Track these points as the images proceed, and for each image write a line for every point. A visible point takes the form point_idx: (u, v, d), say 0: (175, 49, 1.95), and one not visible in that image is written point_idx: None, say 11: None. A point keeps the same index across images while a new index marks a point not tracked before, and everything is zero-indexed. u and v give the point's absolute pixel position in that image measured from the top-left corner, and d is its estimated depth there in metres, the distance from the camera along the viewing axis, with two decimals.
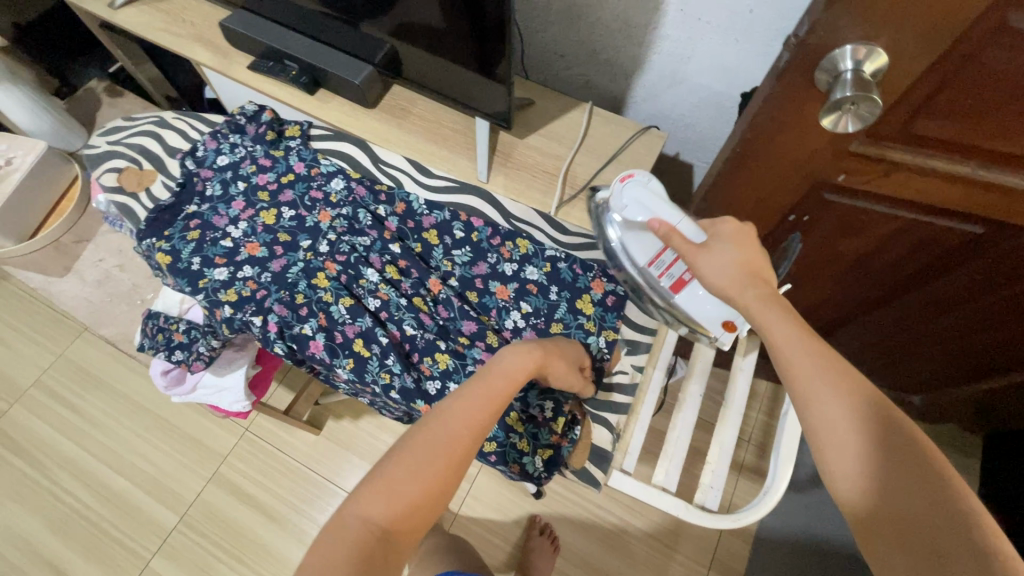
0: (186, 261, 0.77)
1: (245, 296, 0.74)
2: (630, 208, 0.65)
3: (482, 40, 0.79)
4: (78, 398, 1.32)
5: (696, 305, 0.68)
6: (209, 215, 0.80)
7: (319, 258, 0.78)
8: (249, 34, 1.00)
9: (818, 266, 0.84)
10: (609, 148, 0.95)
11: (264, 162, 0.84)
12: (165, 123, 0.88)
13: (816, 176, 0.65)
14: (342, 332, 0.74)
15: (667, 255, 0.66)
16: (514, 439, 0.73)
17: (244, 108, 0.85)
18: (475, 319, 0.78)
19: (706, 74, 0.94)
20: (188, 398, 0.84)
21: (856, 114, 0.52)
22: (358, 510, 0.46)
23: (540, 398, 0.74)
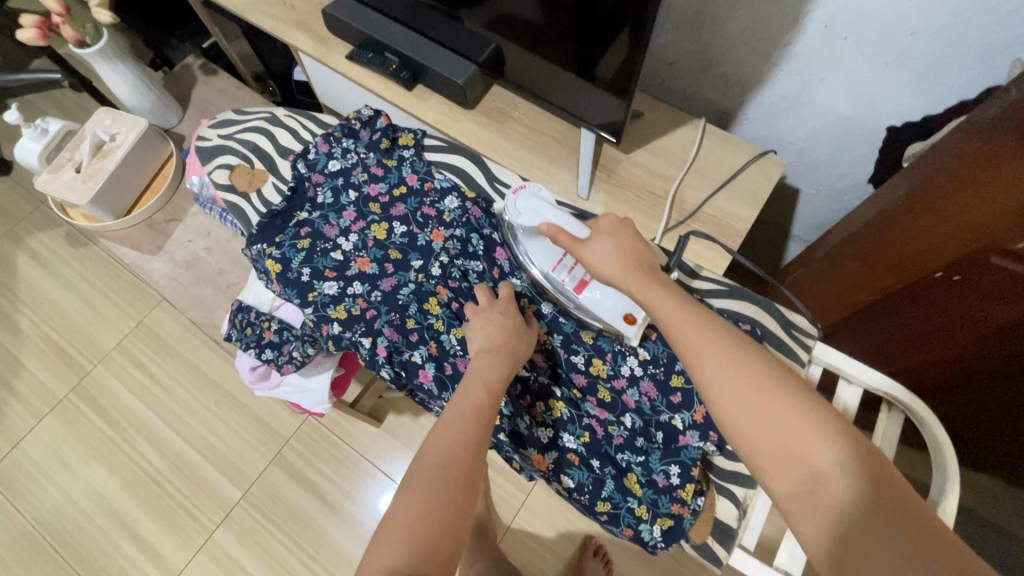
0: (297, 271, 0.73)
1: (354, 315, 0.69)
2: (525, 216, 0.67)
3: (604, 50, 0.73)
4: (155, 366, 1.36)
5: (601, 306, 0.67)
6: (320, 224, 0.75)
7: (432, 281, 0.70)
8: (351, 23, 0.97)
9: (961, 337, 0.74)
10: (721, 172, 0.88)
11: (376, 171, 0.77)
12: (277, 121, 0.85)
13: (996, 240, 0.57)
14: (453, 364, 0.67)
15: (568, 258, 0.68)
16: (632, 504, 0.65)
17: (359, 113, 0.80)
18: (586, 372, 0.69)
19: (840, 98, 0.85)
20: (271, 393, 0.85)
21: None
22: (377, 566, 0.46)
23: (663, 463, 0.65)
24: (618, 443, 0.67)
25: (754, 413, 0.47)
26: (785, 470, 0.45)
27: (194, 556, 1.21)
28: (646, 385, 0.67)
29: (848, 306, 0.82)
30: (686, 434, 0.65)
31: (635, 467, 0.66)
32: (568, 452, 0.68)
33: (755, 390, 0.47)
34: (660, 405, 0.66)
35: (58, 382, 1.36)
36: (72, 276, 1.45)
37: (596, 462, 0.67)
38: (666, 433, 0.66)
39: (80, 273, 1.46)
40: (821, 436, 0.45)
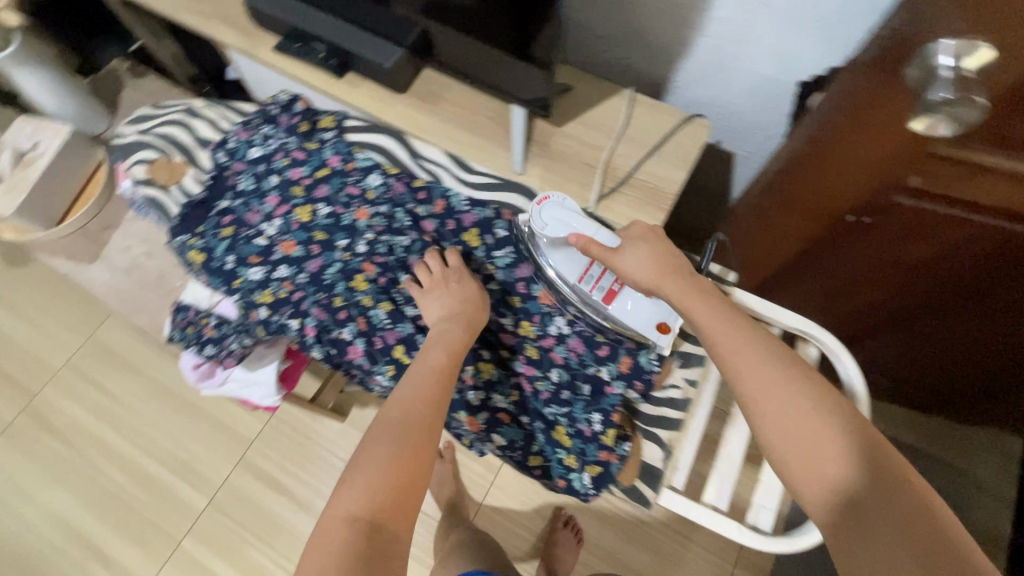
0: (220, 259, 0.74)
1: (281, 298, 0.71)
2: (552, 228, 0.64)
3: (525, 23, 0.74)
4: (108, 381, 1.33)
5: (631, 317, 0.66)
6: (242, 211, 0.75)
7: (358, 258, 0.71)
8: (275, 14, 0.96)
9: (875, 272, 0.80)
10: (651, 139, 0.90)
11: (297, 155, 0.77)
12: (194, 112, 0.84)
13: (888, 176, 0.60)
14: (382, 338, 0.71)
15: (595, 268, 0.66)
16: (561, 454, 0.71)
17: (277, 99, 0.80)
18: (516, 331, 0.73)
19: (759, 59, 0.88)
20: (219, 389, 0.84)
21: (953, 118, 0.47)
22: (336, 513, 0.51)
23: (586, 412, 0.70)
24: (546, 397, 0.72)
25: (782, 417, 0.49)
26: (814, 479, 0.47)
27: (163, 567, 1.20)
28: (572, 342, 0.71)
29: (773, 256, 0.85)
30: (611, 384, 0.69)
31: (563, 420, 0.71)
32: (498, 411, 0.74)
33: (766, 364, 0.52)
34: (586, 359, 0.71)
35: (6, 406, 1.31)
36: (14, 296, 1.40)
37: (526, 418, 0.73)
38: (592, 386, 0.70)
39: (22, 293, 1.41)
40: (846, 444, 0.47)
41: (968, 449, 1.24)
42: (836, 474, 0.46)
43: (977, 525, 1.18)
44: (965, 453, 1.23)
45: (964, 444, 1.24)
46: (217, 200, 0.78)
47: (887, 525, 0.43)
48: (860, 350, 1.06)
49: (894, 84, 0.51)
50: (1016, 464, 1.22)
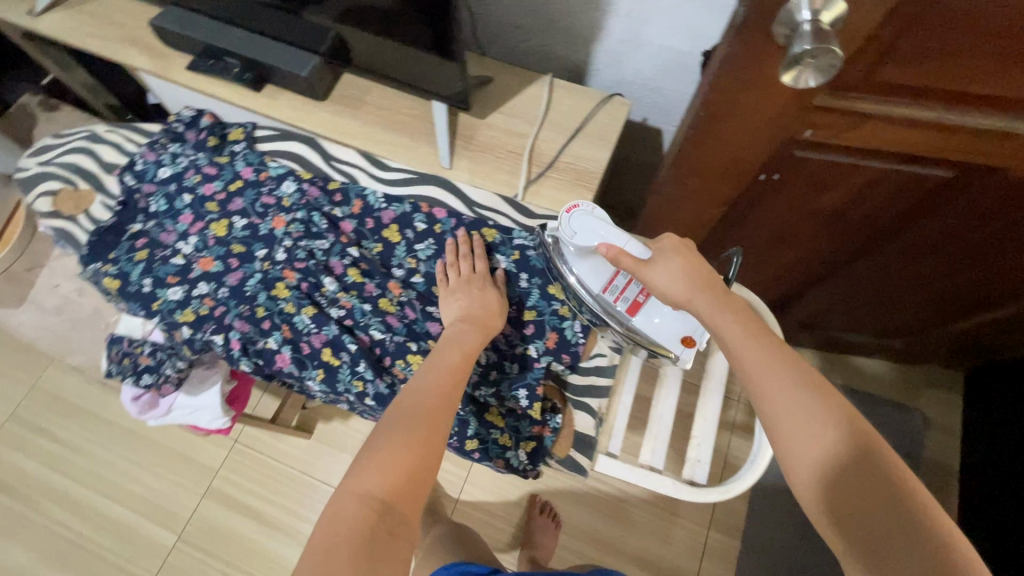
0: (137, 283, 0.72)
1: (203, 315, 0.69)
2: (582, 236, 0.61)
3: (434, 18, 0.74)
4: (59, 428, 1.28)
5: (654, 330, 0.64)
6: (156, 232, 0.75)
7: (278, 267, 0.71)
8: (183, 33, 0.94)
9: (792, 224, 0.84)
10: (573, 121, 0.92)
11: (208, 171, 0.76)
12: (97, 137, 0.82)
13: (784, 133, 0.64)
14: (309, 343, 0.68)
15: (620, 278, 0.63)
16: (495, 435, 0.69)
17: (180, 116, 0.80)
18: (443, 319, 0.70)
19: (667, 34, 0.91)
20: (165, 420, 0.82)
21: (817, 68, 0.50)
22: (353, 490, 0.48)
23: (513, 389, 0.69)
24: (474, 380, 0.70)
25: (790, 414, 0.46)
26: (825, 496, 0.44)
27: None
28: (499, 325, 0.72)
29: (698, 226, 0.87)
30: (538, 359, 0.70)
31: (493, 402, 0.70)
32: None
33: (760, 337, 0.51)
34: (514, 339, 0.72)
35: None
36: None
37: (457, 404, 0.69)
38: (521, 364, 0.71)
39: None
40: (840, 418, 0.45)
41: (914, 387, 1.30)
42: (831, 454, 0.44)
43: (929, 457, 1.24)
44: (910, 390, 1.30)
45: (909, 383, 1.31)
46: (129, 224, 0.76)
47: (875, 502, 0.41)
48: (797, 301, 1.11)
49: (767, 43, 0.53)
50: (957, 394, 1.29)
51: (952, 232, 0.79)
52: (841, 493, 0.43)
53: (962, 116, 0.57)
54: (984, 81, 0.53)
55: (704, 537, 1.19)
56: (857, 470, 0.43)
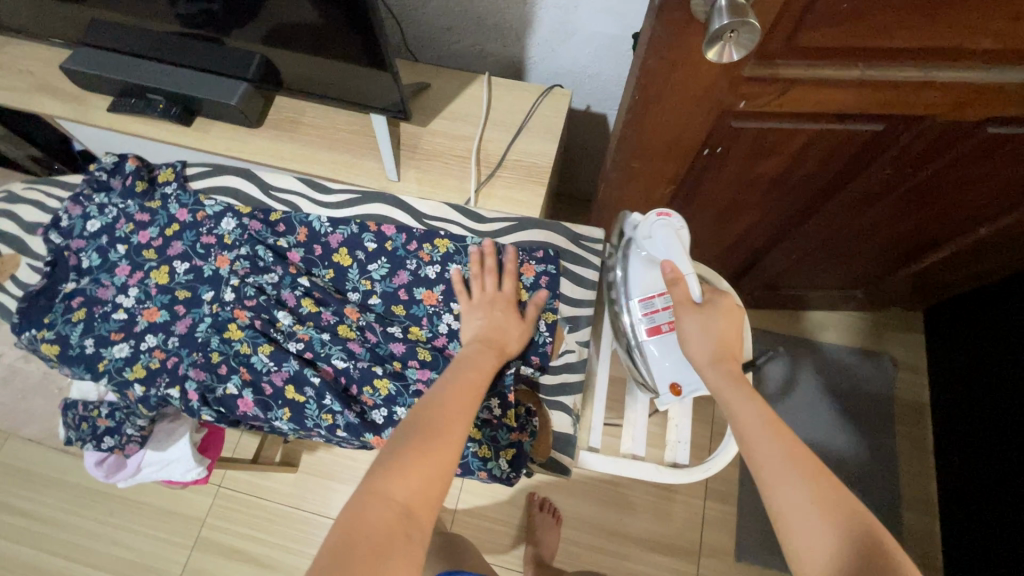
0: (78, 345, 0.68)
1: (155, 369, 0.66)
2: (655, 242, 0.63)
3: (358, 31, 0.72)
4: (27, 501, 1.22)
5: (651, 359, 0.65)
6: (92, 289, 0.71)
7: (227, 307, 0.68)
8: (98, 74, 0.90)
9: (741, 192, 0.85)
10: (516, 118, 0.92)
11: (140, 218, 0.73)
12: (16, 197, 0.78)
13: (719, 107, 0.65)
14: (270, 382, 0.65)
15: (661, 301, 0.65)
16: (472, 447, 0.64)
17: (102, 163, 0.76)
18: (404, 338, 0.68)
19: (596, 20, 0.91)
20: (135, 478, 0.78)
21: (738, 42, 0.49)
22: (376, 492, 0.46)
23: (485, 399, 0.67)
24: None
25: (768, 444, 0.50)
26: (807, 504, 0.45)
27: None
28: None
29: (648, 205, 0.87)
30: (509, 364, 0.68)
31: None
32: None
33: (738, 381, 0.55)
34: None
35: None
36: None
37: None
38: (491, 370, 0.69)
39: None
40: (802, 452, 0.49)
41: (879, 331, 1.34)
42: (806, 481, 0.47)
43: (902, 397, 1.28)
44: (876, 336, 1.34)
45: (876, 328, 1.35)
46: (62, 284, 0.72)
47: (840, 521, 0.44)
48: (760, 265, 1.13)
49: (687, 20, 0.53)
50: (920, 333, 1.34)
51: (890, 181, 0.81)
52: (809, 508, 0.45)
53: (886, 71, 0.59)
54: (898, 34, 0.54)
55: (703, 508, 1.21)
56: (829, 482, 0.47)
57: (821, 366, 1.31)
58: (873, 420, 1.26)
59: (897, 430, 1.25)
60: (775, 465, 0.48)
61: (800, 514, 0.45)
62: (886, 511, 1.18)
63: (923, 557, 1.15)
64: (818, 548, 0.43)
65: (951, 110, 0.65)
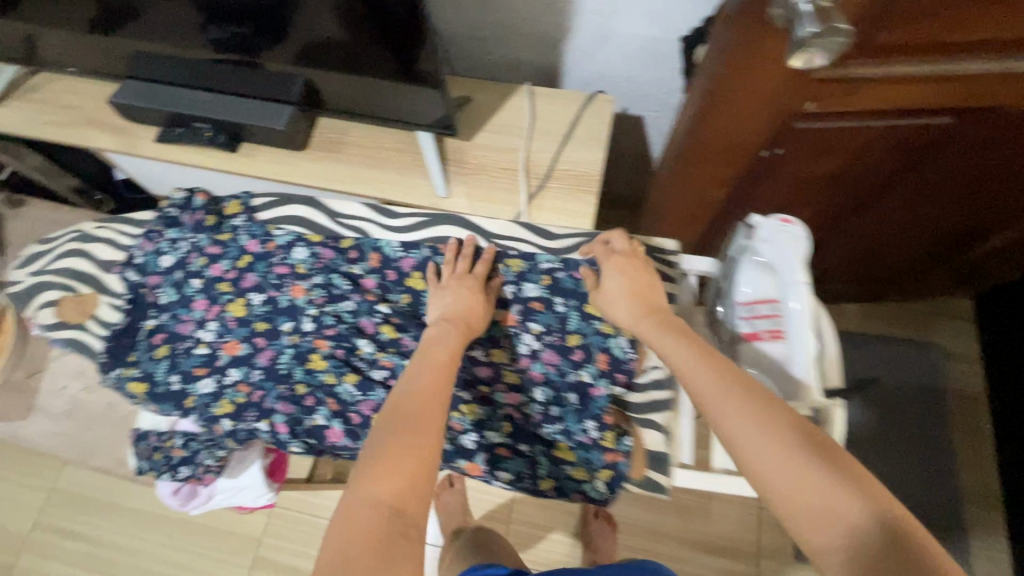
0: (164, 382, 0.70)
1: (242, 404, 0.67)
2: (767, 244, 0.62)
3: (396, 49, 0.73)
4: (87, 527, 1.24)
5: (744, 360, 0.64)
6: (172, 325, 0.72)
7: (308, 337, 0.69)
8: (144, 106, 0.91)
9: (801, 191, 0.84)
10: (560, 127, 0.91)
11: (212, 251, 0.75)
12: (88, 236, 0.78)
13: (788, 109, 0.63)
14: (359, 413, 0.67)
15: (765, 307, 0.63)
16: (569, 470, 0.68)
17: (172, 200, 0.77)
18: (488, 361, 0.72)
19: (635, 24, 0.90)
20: (208, 506, 0.79)
21: (824, 48, 0.47)
22: (367, 498, 0.47)
23: (581, 422, 0.68)
24: (540, 419, 0.69)
25: (745, 427, 0.49)
26: (799, 480, 0.45)
27: None
28: (547, 355, 0.71)
29: (702, 210, 0.87)
30: (595, 385, 0.69)
31: (562, 436, 0.69)
32: (496, 447, 0.69)
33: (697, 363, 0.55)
34: (565, 368, 0.70)
35: None
36: None
37: (524, 446, 0.69)
38: (578, 392, 0.69)
39: None
40: (780, 428, 0.48)
41: (927, 320, 1.32)
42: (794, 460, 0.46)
43: (956, 387, 1.26)
44: (926, 325, 1.31)
45: (925, 318, 1.32)
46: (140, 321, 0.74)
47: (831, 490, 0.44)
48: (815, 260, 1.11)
49: (763, 25, 0.52)
50: (969, 320, 1.31)
51: (954, 172, 0.79)
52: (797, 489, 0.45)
53: (965, 63, 0.57)
54: (981, 24, 0.53)
55: (759, 508, 1.20)
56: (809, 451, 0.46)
57: (870, 359, 1.28)
58: (930, 413, 1.24)
59: (951, 419, 1.23)
60: (754, 445, 0.48)
61: (797, 491, 0.45)
62: (946, 505, 1.16)
63: (989, 549, 1.13)
64: (824, 525, 0.43)
65: (1023, 100, 0.63)
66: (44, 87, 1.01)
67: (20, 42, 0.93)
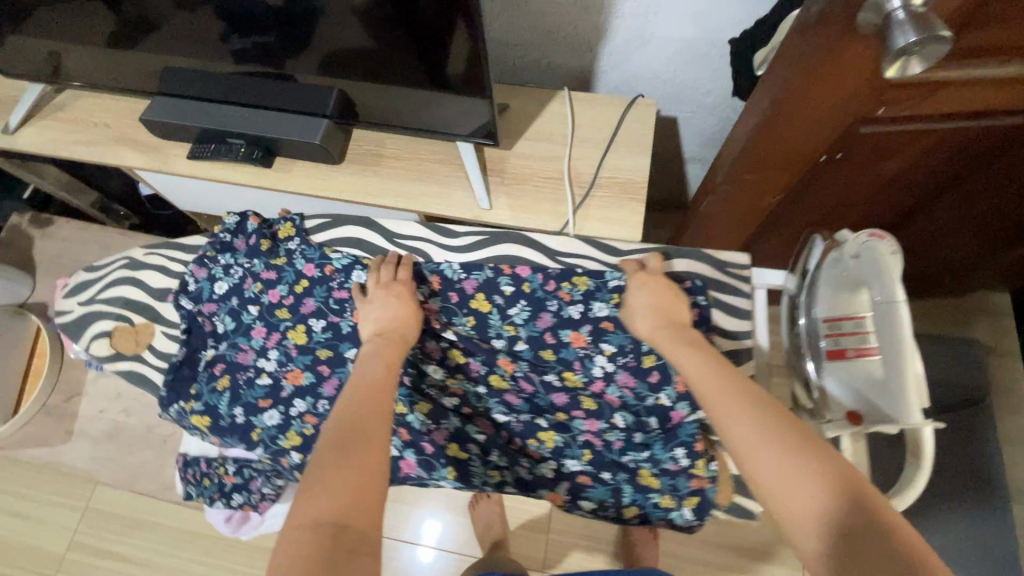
0: (227, 415, 0.73)
1: (309, 437, 0.70)
2: (860, 261, 0.58)
3: (427, 51, 0.71)
4: None
5: (835, 380, 0.62)
6: (231, 355, 0.75)
7: (371, 365, 0.71)
8: (176, 123, 0.89)
9: (856, 195, 0.82)
10: (603, 133, 0.89)
11: (267, 276, 0.75)
12: (136, 264, 0.86)
13: (857, 114, 0.61)
14: (431, 443, 0.72)
15: (850, 323, 0.60)
16: (655, 498, 0.70)
17: (227, 222, 0.79)
18: (562, 387, 0.73)
19: (677, 25, 0.87)
20: (259, 531, 0.80)
21: (925, 56, 0.45)
22: (297, 522, 0.46)
23: (669, 450, 0.69)
24: (619, 447, 0.71)
25: (738, 417, 0.51)
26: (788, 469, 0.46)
27: None
28: (622, 378, 0.71)
29: (755, 213, 0.85)
30: (677, 410, 0.69)
31: (645, 463, 0.70)
32: (577, 476, 0.72)
33: (700, 362, 0.58)
34: (642, 392, 0.70)
35: None
36: None
37: (607, 474, 0.72)
38: (658, 416, 0.70)
39: None
40: (775, 422, 0.49)
41: (968, 316, 1.30)
42: (788, 449, 0.47)
43: (1000, 385, 1.24)
44: (968, 322, 1.29)
45: (966, 314, 1.30)
46: (201, 351, 0.78)
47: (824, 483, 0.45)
48: None
49: (848, 28, 0.50)
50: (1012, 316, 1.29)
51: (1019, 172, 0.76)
52: (786, 476, 0.46)
53: None
54: None
55: None
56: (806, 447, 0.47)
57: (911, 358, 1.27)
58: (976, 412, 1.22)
59: (997, 417, 1.21)
60: (750, 433, 0.49)
61: (787, 480, 0.46)
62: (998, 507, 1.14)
63: None
64: (811, 515, 0.44)
65: None
66: (71, 105, 0.99)
67: (47, 59, 0.91)
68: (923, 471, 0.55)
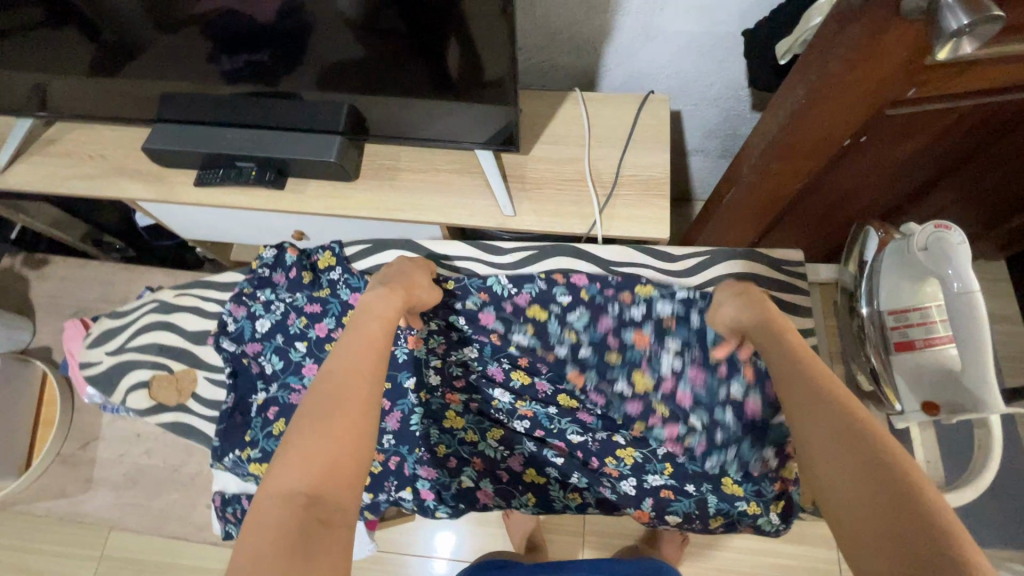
0: None
1: (383, 473, 0.82)
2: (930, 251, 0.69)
3: (429, 58, 0.69)
4: None
5: (907, 368, 0.76)
6: (283, 397, 0.82)
7: (438, 394, 0.83)
8: (179, 150, 0.86)
9: (867, 178, 0.83)
10: (619, 131, 0.88)
11: (311, 308, 0.84)
12: (166, 308, 0.91)
13: (882, 101, 0.62)
14: (506, 469, 0.81)
15: (915, 315, 0.74)
16: (741, 506, 0.76)
17: (263, 258, 0.87)
18: (634, 394, 0.80)
19: (682, 21, 0.86)
20: None
21: (976, 36, 0.45)
22: (275, 490, 0.48)
23: (757, 451, 0.76)
24: (702, 451, 0.77)
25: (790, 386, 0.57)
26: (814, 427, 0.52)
27: None
28: (691, 373, 0.80)
29: (771, 206, 0.87)
30: (750, 398, 0.78)
31: (730, 471, 0.76)
32: (660, 490, 0.77)
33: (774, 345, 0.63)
34: (713, 383, 0.79)
35: None
36: None
37: (690, 485, 0.77)
38: (734, 411, 0.78)
39: None
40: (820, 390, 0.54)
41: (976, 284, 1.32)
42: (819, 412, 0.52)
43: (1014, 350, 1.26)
44: None
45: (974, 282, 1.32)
46: (248, 396, 0.84)
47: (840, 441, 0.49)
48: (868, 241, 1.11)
49: (887, 9, 0.50)
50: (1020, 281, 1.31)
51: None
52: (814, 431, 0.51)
53: None
54: None
55: None
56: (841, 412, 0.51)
57: None
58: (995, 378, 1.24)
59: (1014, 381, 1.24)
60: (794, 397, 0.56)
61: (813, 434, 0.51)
62: None
63: None
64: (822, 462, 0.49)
65: None
66: (62, 138, 0.95)
67: (33, 92, 0.87)
68: (995, 448, 0.71)
